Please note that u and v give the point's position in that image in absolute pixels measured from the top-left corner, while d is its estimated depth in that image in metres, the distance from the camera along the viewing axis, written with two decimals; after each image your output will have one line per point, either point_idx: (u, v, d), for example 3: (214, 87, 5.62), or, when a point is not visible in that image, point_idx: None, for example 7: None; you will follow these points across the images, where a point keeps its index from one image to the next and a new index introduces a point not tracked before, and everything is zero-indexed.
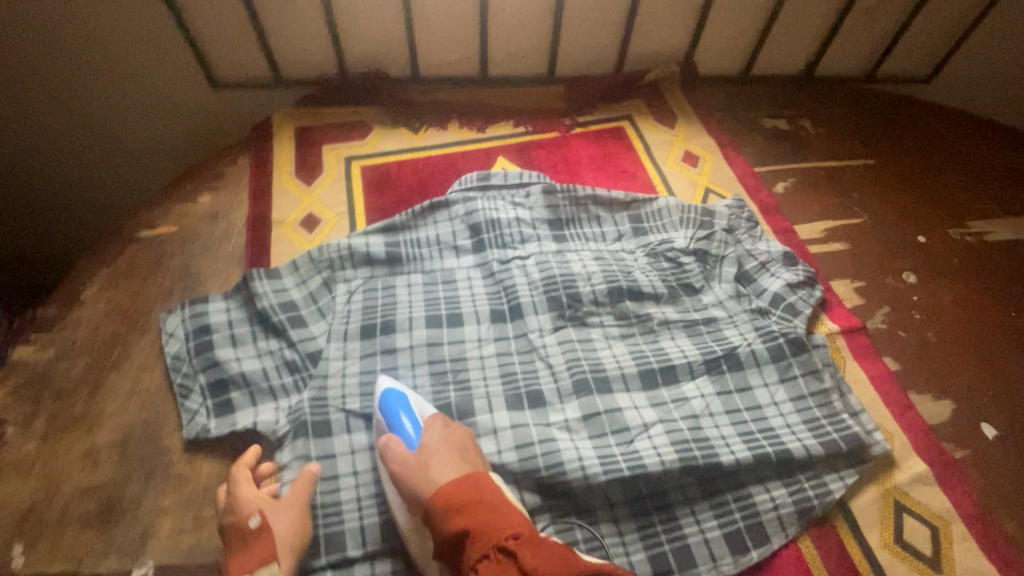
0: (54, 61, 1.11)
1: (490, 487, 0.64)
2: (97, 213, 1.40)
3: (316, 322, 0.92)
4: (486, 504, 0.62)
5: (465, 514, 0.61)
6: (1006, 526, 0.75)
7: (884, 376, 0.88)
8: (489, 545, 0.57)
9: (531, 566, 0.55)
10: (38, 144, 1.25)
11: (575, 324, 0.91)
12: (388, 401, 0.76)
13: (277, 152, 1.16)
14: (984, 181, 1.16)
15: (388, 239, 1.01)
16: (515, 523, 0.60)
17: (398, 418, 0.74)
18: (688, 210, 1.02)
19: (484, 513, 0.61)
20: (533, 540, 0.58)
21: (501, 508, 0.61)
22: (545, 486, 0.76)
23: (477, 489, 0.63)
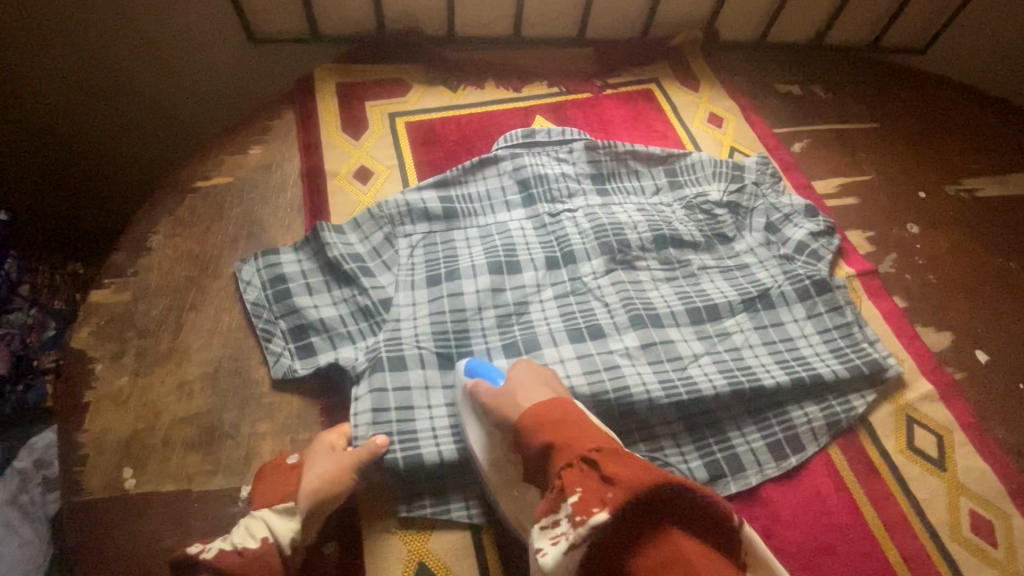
0: (107, 19, 1.13)
1: (580, 412, 0.69)
2: (150, 169, 1.44)
3: (383, 271, 0.97)
4: (575, 428, 0.64)
5: (552, 435, 0.64)
6: (996, 433, 0.89)
7: (894, 312, 1.00)
8: (573, 455, 0.61)
9: (614, 475, 0.57)
10: (89, 103, 1.27)
11: (624, 268, 0.99)
12: (469, 362, 0.84)
13: (321, 107, 1.18)
14: (975, 143, 1.28)
15: (441, 193, 1.06)
16: (607, 444, 0.62)
17: (492, 379, 0.81)
18: (720, 165, 1.11)
19: (571, 434, 0.63)
20: (619, 459, 0.59)
21: (593, 434, 0.64)
22: (611, 406, 0.84)
23: (566, 417, 0.66)
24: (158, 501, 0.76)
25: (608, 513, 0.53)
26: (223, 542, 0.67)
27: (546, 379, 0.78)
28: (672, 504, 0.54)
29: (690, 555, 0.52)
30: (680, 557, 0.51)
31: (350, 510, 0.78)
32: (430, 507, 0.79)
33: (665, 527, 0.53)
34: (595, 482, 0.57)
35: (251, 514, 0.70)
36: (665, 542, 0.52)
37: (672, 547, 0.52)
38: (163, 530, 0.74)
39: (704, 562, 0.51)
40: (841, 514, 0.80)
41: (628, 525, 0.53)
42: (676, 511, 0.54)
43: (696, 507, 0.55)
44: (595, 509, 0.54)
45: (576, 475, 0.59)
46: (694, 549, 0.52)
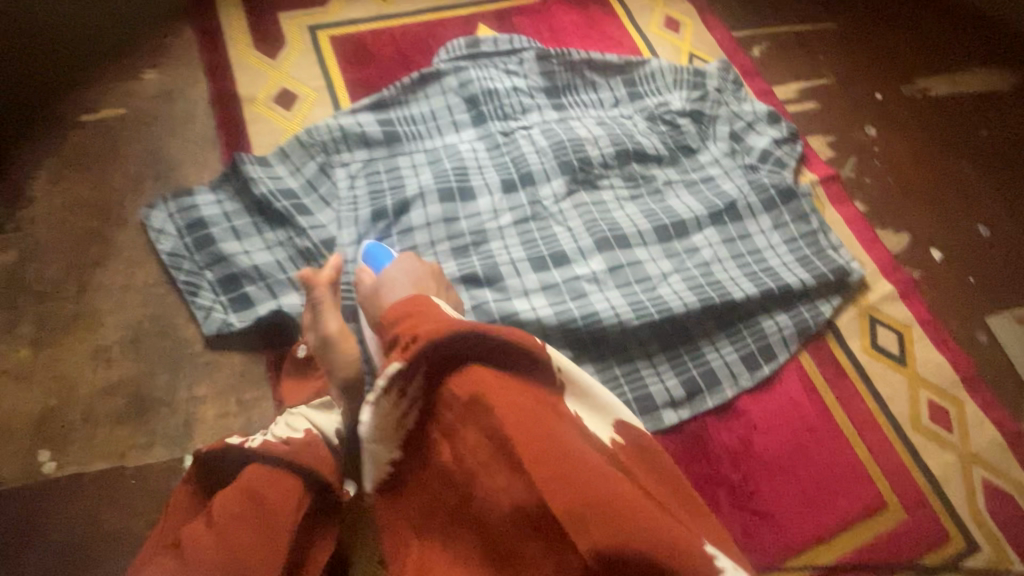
0: None
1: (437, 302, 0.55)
2: None
3: (321, 208, 0.86)
4: (417, 309, 0.53)
5: (389, 326, 0.53)
6: (950, 326, 0.91)
7: (856, 217, 0.99)
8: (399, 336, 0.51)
9: (421, 336, 0.49)
10: None
11: (587, 187, 0.92)
12: (367, 245, 0.80)
13: (225, 22, 1.00)
14: (927, 42, 1.26)
15: (379, 116, 0.94)
16: (438, 316, 0.52)
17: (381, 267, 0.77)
18: (681, 72, 1.03)
19: (411, 316, 0.53)
20: (441, 323, 0.50)
21: (429, 316, 0.52)
22: (581, 334, 0.80)
23: (411, 302, 0.54)
24: (89, 481, 0.68)
25: (402, 362, 0.48)
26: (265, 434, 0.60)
27: (418, 273, 0.71)
28: (471, 347, 0.49)
29: (485, 383, 0.47)
30: (477, 385, 0.47)
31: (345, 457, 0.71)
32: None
33: (463, 366, 0.48)
34: (407, 346, 0.49)
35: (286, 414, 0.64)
36: (467, 376, 0.48)
37: (466, 379, 0.47)
38: (99, 511, 0.66)
39: (516, 388, 0.47)
40: (814, 417, 0.82)
41: (429, 365, 0.49)
42: (474, 351, 0.48)
43: (504, 345, 0.49)
44: (395, 362, 0.49)
45: (397, 350, 0.50)
46: (493, 375, 0.47)
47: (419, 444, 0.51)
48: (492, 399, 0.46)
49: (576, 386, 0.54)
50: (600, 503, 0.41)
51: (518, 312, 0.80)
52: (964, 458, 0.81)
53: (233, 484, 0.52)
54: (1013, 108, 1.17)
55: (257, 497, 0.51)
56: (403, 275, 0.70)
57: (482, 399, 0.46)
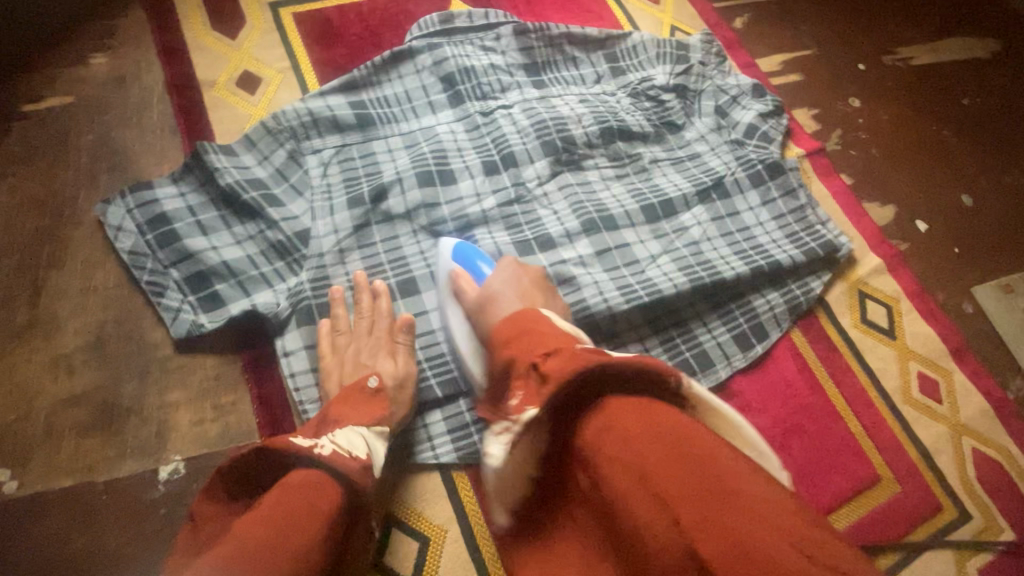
0: None
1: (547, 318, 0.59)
2: None
3: (293, 199, 0.81)
4: (530, 330, 0.57)
5: (507, 346, 0.57)
6: (937, 297, 0.91)
7: (843, 191, 0.98)
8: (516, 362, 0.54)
9: (546, 369, 0.50)
10: None
11: (571, 168, 0.89)
12: (453, 248, 0.78)
13: (178, 0, 0.93)
14: (904, 10, 1.25)
15: (350, 99, 0.89)
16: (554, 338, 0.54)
17: (476, 267, 0.76)
18: (664, 45, 1.00)
19: (525, 336, 0.56)
20: (558, 348, 0.52)
21: (545, 334, 0.55)
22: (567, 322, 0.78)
23: (518, 320, 0.59)
24: (56, 499, 0.63)
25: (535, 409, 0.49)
26: (328, 440, 0.56)
27: (522, 283, 0.69)
28: (607, 377, 0.47)
29: (623, 415, 0.44)
30: (612, 419, 0.45)
31: (400, 444, 0.72)
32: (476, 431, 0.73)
33: (594, 402, 0.47)
34: (530, 382, 0.51)
35: (351, 427, 0.60)
36: (601, 412, 0.46)
37: (600, 414, 0.46)
38: (69, 532, 0.62)
39: (654, 416, 0.45)
40: (807, 395, 0.81)
41: (562, 412, 0.49)
42: (610, 383, 0.47)
43: (637, 371, 0.47)
44: (529, 407, 0.49)
45: (521, 383, 0.53)
46: (630, 411, 0.45)
47: (566, 483, 0.51)
48: (627, 428, 0.43)
49: (713, 413, 0.51)
50: (728, 491, 0.39)
51: None
52: (955, 428, 0.81)
53: (283, 484, 0.48)
54: (990, 75, 1.18)
55: (299, 504, 0.46)
56: (507, 288, 0.68)
57: (615, 427, 0.44)
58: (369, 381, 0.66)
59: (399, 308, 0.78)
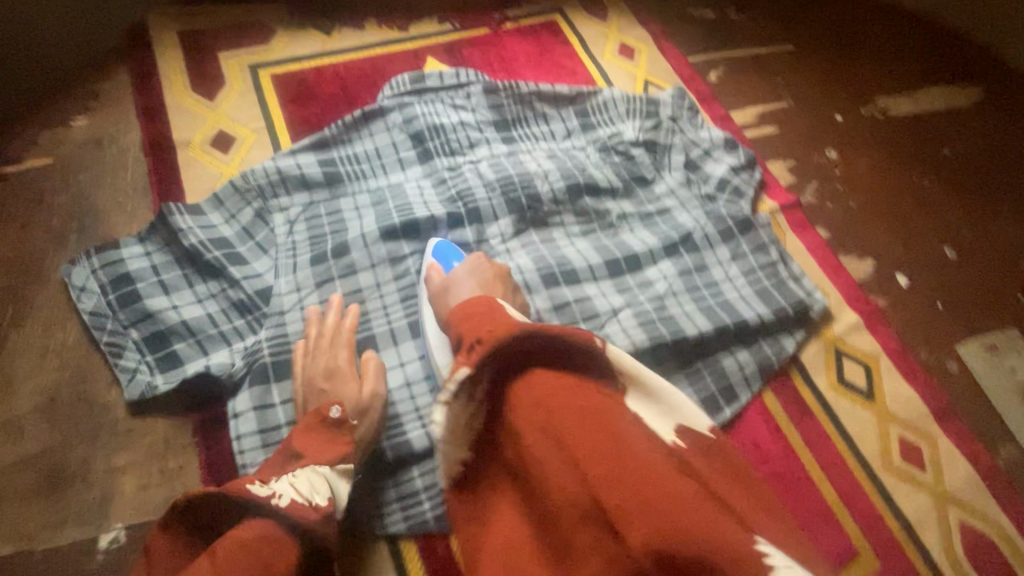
0: None
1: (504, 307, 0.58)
2: None
3: (257, 257, 0.82)
4: (486, 311, 0.56)
5: (458, 325, 0.57)
6: (920, 355, 0.88)
7: (818, 244, 0.96)
8: (465, 339, 0.55)
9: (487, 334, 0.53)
10: None
11: (535, 224, 0.90)
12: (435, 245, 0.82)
13: (162, 63, 0.97)
14: (885, 59, 1.24)
15: (320, 157, 0.90)
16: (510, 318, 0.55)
17: (450, 264, 0.79)
18: (634, 101, 1.01)
19: (481, 317, 0.56)
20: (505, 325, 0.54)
21: (496, 317, 0.56)
22: None
23: (475, 303, 0.58)
24: None
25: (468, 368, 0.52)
26: (287, 486, 0.55)
27: (484, 274, 0.73)
28: (537, 346, 0.52)
29: (547, 389, 0.49)
30: (541, 395, 0.49)
31: (349, 509, 0.69)
32: (427, 499, 0.70)
33: (526, 372, 0.51)
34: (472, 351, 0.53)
35: (314, 467, 0.59)
36: (527, 381, 0.51)
37: (528, 386, 0.50)
38: None
39: (570, 393, 0.49)
40: (779, 456, 0.78)
41: (496, 375, 0.52)
42: (539, 354, 0.52)
43: (565, 350, 0.53)
44: (462, 367, 0.52)
45: (465, 356, 0.53)
46: (559, 388, 0.50)
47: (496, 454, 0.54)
48: (557, 407, 0.48)
49: (641, 386, 0.55)
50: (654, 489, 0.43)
51: None
52: (938, 497, 0.77)
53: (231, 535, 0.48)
54: (974, 125, 1.16)
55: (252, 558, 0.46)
56: (465, 282, 0.72)
57: (541, 403, 0.49)
58: (332, 411, 0.64)
59: None
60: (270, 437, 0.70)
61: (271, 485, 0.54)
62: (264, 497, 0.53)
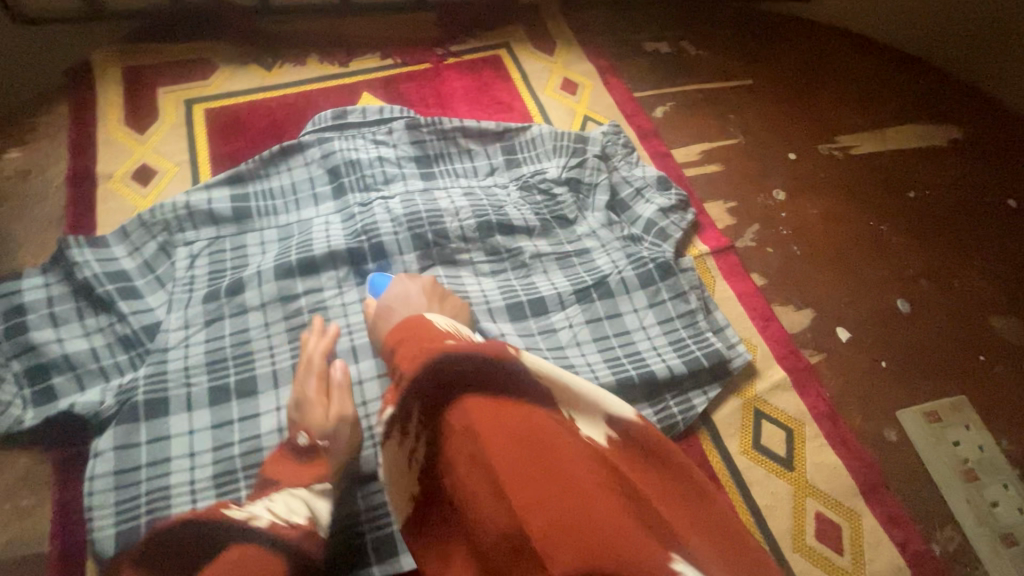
0: None
1: (432, 326, 0.53)
2: None
3: (154, 291, 0.82)
4: (411, 333, 0.52)
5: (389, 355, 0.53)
6: (853, 420, 0.79)
7: (751, 292, 0.89)
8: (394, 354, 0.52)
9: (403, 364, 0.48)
10: None
11: (443, 263, 0.87)
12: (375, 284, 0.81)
13: (101, 97, 1.00)
14: (854, 96, 1.17)
15: (234, 192, 0.90)
16: (435, 335, 0.50)
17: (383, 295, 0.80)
18: (562, 138, 0.98)
19: (410, 335, 0.52)
20: (429, 341, 0.49)
21: (424, 336, 0.51)
22: None
23: (407, 327, 0.54)
24: None
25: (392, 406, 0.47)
26: (265, 510, 0.54)
27: (411, 296, 0.74)
28: (454, 374, 0.44)
29: (474, 416, 0.41)
30: (470, 421, 0.41)
31: (340, 524, 0.68)
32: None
33: (451, 399, 0.43)
34: (395, 385, 0.49)
35: (287, 492, 0.59)
36: (452, 409, 0.43)
37: (453, 413, 0.43)
38: None
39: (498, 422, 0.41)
40: None
41: (423, 407, 0.44)
42: (467, 380, 0.43)
43: (478, 366, 0.44)
44: (389, 408, 0.48)
45: (392, 388, 0.50)
46: (485, 415, 0.42)
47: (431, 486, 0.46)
48: (477, 427, 0.41)
49: (568, 394, 0.48)
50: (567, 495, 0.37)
51: None
52: None
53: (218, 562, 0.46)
54: (947, 165, 1.07)
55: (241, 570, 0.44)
56: (398, 301, 0.73)
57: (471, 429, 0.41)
58: (299, 439, 0.66)
59: (243, 408, 0.75)
60: (125, 480, 0.69)
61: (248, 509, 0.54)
62: (242, 520, 0.52)
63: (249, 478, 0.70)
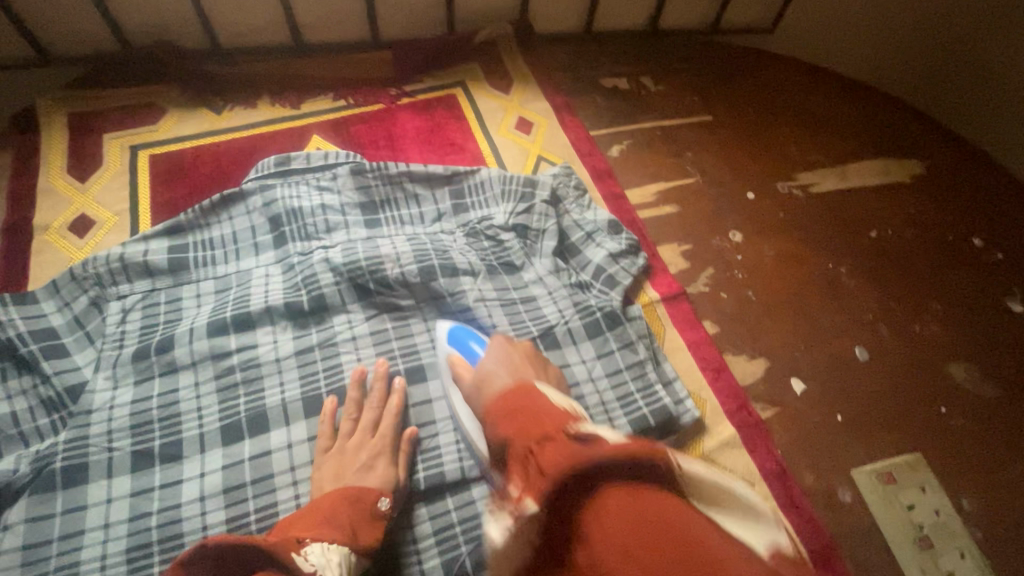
0: None
1: (541, 393, 0.56)
2: None
3: (82, 349, 0.80)
4: (524, 407, 0.54)
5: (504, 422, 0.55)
6: (805, 481, 0.76)
7: (702, 341, 0.86)
8: (514, 446, 0.51)
9: (541, 462, 0.47)
10: None
11: (388, 311, 0.86)
12: (451, 332, 0.82)
13: (44, 145, 0.99)
14: (816, 131, 1.15)
15: (172, 243, 0.88)
16: (553, 415, 0.52)
17: (472, 347, 0.79)
18: (510, 181, 0.95)
19: (521, 417, 0.53)
20: (555, 436, 0.49)
21: (546, 416, 0.52)
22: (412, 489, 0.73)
23: (517, 395, 0.56)
24: None
25: (535, 504, 0.45)
26: (324, 563, 0.56)
27: (513, 359, 0.69)
28: (602, 470, 0.44)
29: (628, 512, 0.41)
30: (614, 512, 0.41)
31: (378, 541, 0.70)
32: (437, 542, 0.71)
33: (590, 500, 0.43)
34: (528, 475, 0.47)
35: (346, 550, 0.59)
36: (600, 503, 0.43)
37: (599, 508, 0.42)
38: None
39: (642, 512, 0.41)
40: None
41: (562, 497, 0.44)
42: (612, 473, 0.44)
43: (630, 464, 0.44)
44: (528, 502, 0.46)
45: (518, 475, 0.49)
46: (632, 504, 0.42)
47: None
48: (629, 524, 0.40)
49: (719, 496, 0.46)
50: None
51: (274, 475, 0.72)
52: None
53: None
54: (911, 201, 1.05)
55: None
56: (502, 367, 0.67)
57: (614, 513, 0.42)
58: (380, 502, 0.66)
59: (167, 474, 0.72)
60: (33, 556, 0.65)
61: (312, 560, 0.55)
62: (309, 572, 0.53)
63: (164, 553, 0.67)
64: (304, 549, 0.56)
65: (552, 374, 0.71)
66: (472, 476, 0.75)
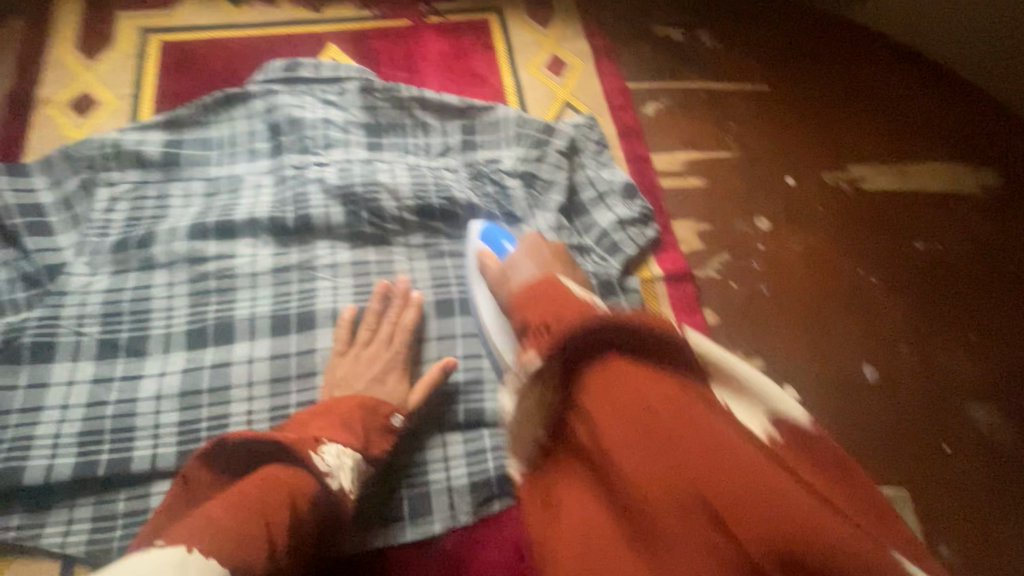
0: None
1: (569, 287, 0.49)
2: None
3: (66, 231, 0.78)
4: (543, 292, 0.48)
5: (516, 307, 0.49)
6: None
7: (697, 329, 0.80)
8: (529, 325, 0.47)
9: (559, 328, 0.44)
10: None
11: (375, 242, 0.82)
12: (480, 228, 0.79)
13: (56, 15, 0.95)
14: (884, 118, 1.02)
15: (169, 136, 0.85)
16: (569, 301, 0.46)
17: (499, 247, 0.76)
18: (527, 125, 0.88)
19: (539, 299, 0.48)
20: (573, 312, 0.45)
21: (562, 298, 0.47)
22: None
23: (535, 283, 0.50)
24: None
25: (537, 356, 0.44)
26: (337, 466, 0.57)
27: (540, 254, 0.63)
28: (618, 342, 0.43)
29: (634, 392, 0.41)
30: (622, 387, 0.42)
31: None
32: (377, 489, 0.68)
33: (601, 359, 0.43)
34: (539, 336, 0.45)
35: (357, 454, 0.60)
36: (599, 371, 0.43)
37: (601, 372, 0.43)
38: None
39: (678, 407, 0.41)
40: None
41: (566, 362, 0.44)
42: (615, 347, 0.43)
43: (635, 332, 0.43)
44: (531, 353, 0.45)
45: (530, 338, 0.46)
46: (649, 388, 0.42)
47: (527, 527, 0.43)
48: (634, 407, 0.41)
49: (724, 371, 0.48)
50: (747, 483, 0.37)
51: (231, 387, 0.72)
52: None
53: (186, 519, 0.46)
54: (973, 215, 0.93)
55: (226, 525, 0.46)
56: (520, 261, 0.62)
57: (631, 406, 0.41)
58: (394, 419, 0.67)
59: (129, 367, 0.72)
60: None
61: (327, 460, 0.56)
62: (320, 471, 0.55)
63: (113, 443, 0.67)
64: (321, 448, 0.57)
65: (579, 278, 0.65)
66: (485, 420, 0.73)
